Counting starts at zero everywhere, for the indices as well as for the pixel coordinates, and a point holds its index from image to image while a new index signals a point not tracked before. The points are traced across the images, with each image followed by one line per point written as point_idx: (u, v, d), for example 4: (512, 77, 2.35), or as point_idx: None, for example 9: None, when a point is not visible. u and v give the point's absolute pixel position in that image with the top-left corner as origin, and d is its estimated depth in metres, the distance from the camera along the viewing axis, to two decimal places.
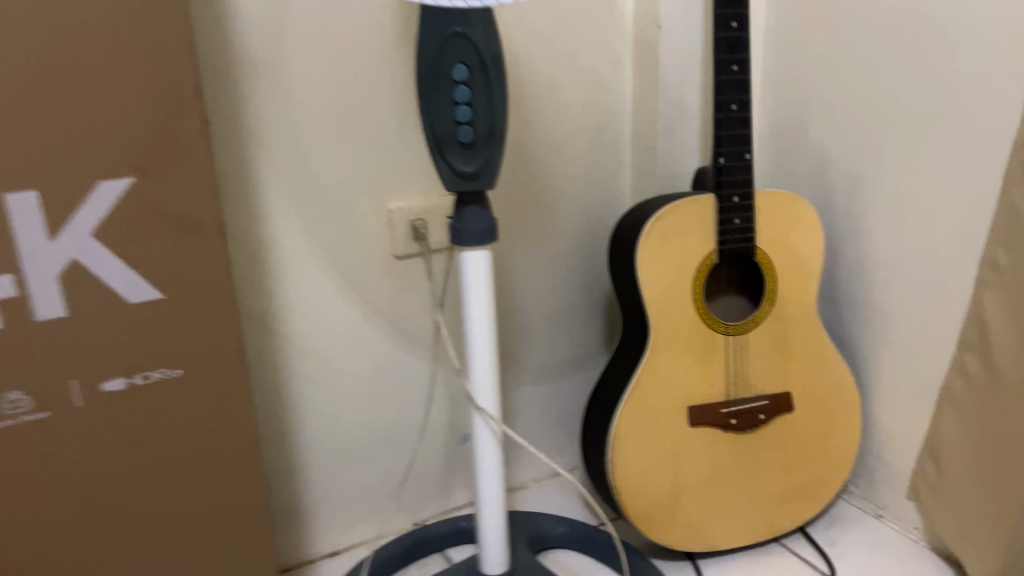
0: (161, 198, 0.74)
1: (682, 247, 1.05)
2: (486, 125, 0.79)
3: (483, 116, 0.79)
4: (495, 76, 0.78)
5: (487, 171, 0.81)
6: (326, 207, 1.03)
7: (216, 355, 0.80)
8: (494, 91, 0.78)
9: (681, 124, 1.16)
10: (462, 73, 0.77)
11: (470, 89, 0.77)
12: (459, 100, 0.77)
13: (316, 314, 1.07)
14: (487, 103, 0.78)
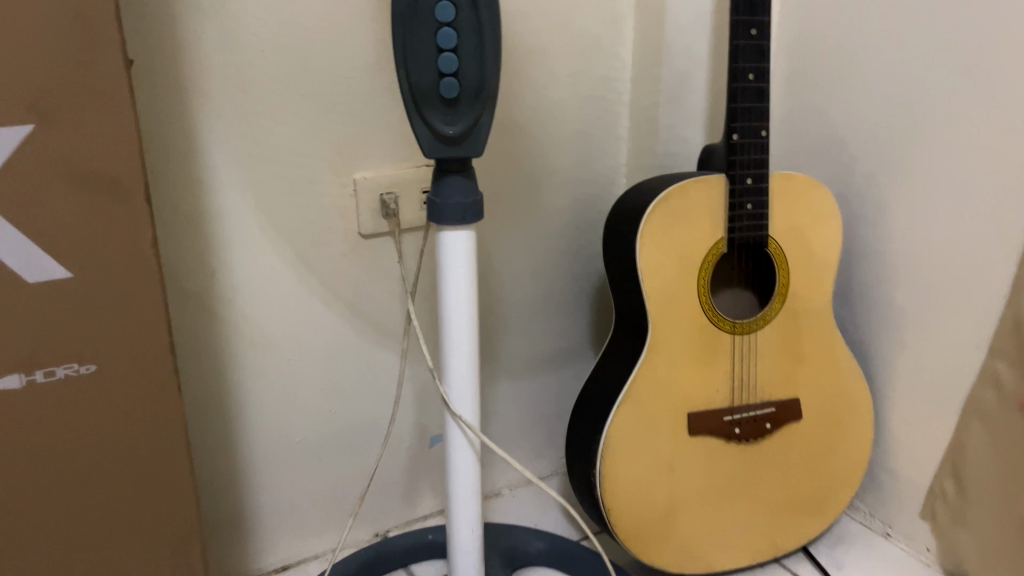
0: (68, 151, 0.59)
1: (689, 234, 0.92)
2: (475, 79, 0.65)
3: (472, 67, 0.65)
4: (488, 18, 0.64)
5: (474, 136, 0.68)
6: (280, 174, 0.89)
7: (138, 345, 0.66)
8: (486, 37, 0.64)
9: (687, 94, 1.04)
10: (448, 13, 0.62)
11: (457, 33, 0.63)
12: (443, 46, 0.63)
13: (267, 298, 0.92)
14: (477, 51, 0.64)
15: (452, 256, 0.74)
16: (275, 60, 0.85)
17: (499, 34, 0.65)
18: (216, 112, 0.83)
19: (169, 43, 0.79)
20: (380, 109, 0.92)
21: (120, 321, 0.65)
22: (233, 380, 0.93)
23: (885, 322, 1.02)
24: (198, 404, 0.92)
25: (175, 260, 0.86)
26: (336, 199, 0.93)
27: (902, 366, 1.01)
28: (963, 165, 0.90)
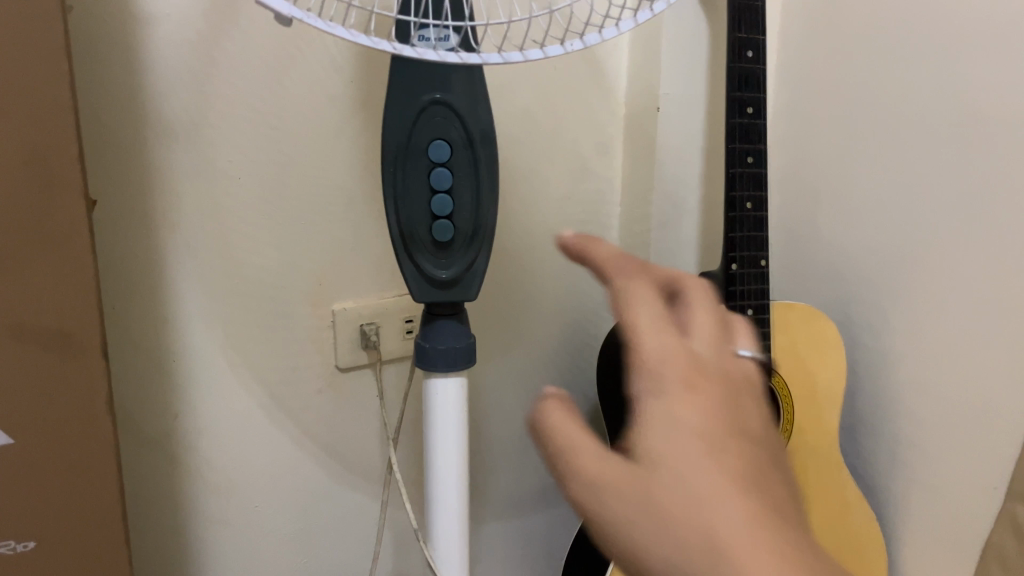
0: (19, 305, 0.53)
1: None
2: (471, 220, 0.61)
3: (467, 208, 0.61)
4: (485, 158, 0.60)
5: (470, 280, 0.62)
6: (254, 308, 0.83)
7: (81, 520, 0.59)
8: (483, 177, 0.61)
9: (678, 219, 1.01)
10: (443, 151, 0.59)
11: (451, 172, 0.60)
12: (438, 186, 0.59)
13: (233, 440, 0.85)
14: (473, 190, 0.61)
15: (441, 407, 0.68)
16: (252, 189, 0.80)
17: (496, 174, 0.62)
18: (185, 243, 0.78)
19: (138, 172, 0.74)
20: (360, 237, 0.87)
21: (63, 495, 0.57)
22: (189, 529, 0.85)
23: (892, 459, 0.95)
24: (149, 556, 0.83)
25: (133, 400, 0.79)
26: (313, 332, 0.87)
27: (910, 512, 0.93)
28: (965, 306, 0.84)
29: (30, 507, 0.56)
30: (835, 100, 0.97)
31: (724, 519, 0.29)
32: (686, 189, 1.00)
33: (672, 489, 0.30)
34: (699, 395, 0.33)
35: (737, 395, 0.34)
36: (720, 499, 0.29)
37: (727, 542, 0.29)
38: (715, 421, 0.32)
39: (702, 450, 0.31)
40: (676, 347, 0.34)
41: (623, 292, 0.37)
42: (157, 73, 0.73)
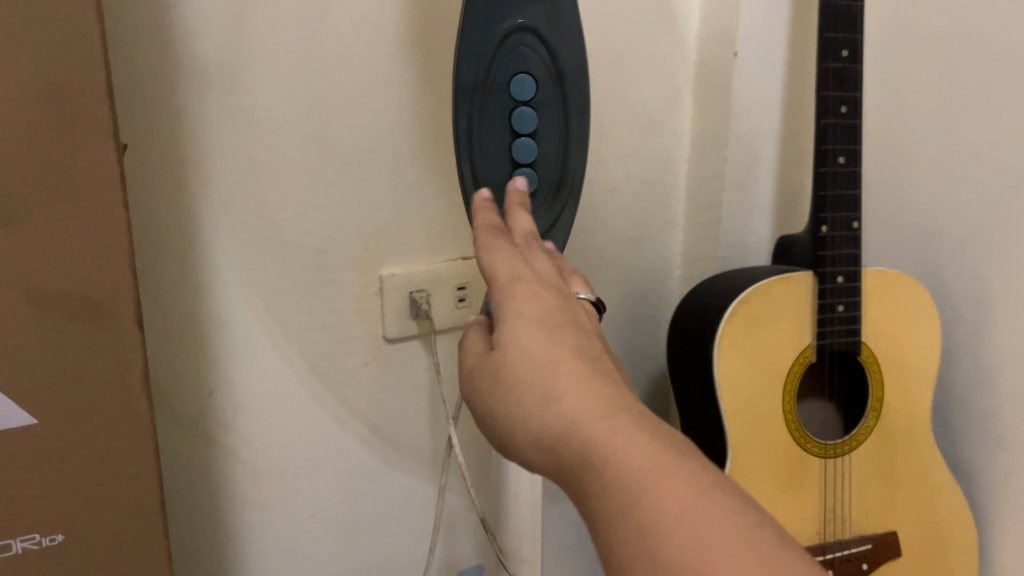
0: (35, 265, 0.46)
1: (773, 341, 0.79)
2: (556, 171, 0.55)
3: (554, 156, 0.55)
4: (574, 96, 0.55)
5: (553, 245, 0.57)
6: (296, 272, 0.75)
7: (113, 514, 0.52)
8: (573, 119, 0.55)
9: (753, 178, 0.92)
10: (528, 88, 0.53)
11: (536, 113, 0.54)
12: (521, 128, 0.54)
13: (273, 417, 0.78)
14: (559, 134, 0.55)
15: None
16: (291, 141, 0.72)
17: (586, 118, 0.56)
18: (221, 202, 0.70)
19: (168, 121, 0.66)
20: (410, 195, 0.79)
21: (92, 485, 0.50)
22: (226, 514, 0.79)
23: (988, 444, 0.86)
24: (183, 542, 0.77)
25: (166, 375, 0.72)
26: (358, 301, 0.79)
27: (1009, 501, 0.84)
28: None
29: (54, 499, 0.49)
30: (931, 45, 0.88)
31: (555, 373, 0.43)
32: (763, 145, 0.91)
33: (520, 361, 0.45)
34: (535, 297, 0.48)
35: (565, 301, 0.49)
36: (533, 368, 0.44)
37: (550, 385, 0.43)
38: (548, 319, 0.47)
39: (534, 334, 0.46)
40: (522, 272, 0.49)
41: (483, 227, 0.52)
42: (189, 7, 0.65)
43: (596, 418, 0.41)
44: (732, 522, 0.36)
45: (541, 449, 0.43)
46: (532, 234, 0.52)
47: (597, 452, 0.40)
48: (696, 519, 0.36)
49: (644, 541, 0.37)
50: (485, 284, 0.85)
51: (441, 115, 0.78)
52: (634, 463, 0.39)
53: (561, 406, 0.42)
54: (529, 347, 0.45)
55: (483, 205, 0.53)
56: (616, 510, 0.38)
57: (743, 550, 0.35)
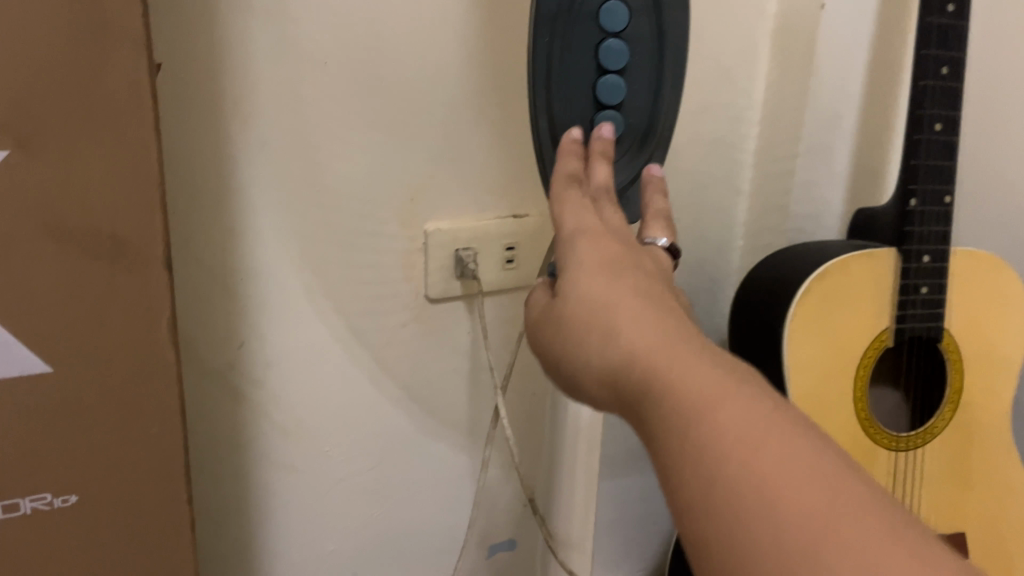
0: (55, 193, 0.40)
1: (845, 316, 0.73)
2: (647, 116, 0.50)
3: (645, 99, 0.50)
4: (672, 30, 0.49)
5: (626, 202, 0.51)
6: (336, 220, 0.70)
7: (135, 475, 0.47)
8: (669, 56, 0.49)
9: (831, 143, 0.85)
10: (619, 18, 0.47)
11: (627, 48, 0.48)
12: (609, 65, 0.48)
13: (305, 374, 0.73)
14: (652, 72, 0.50)
15: None
16: (336, 77, 0.66)
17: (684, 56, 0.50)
18: (259, 141, 0.65)
19: (205, 47, 0.61)
20: (460, 144, 0.73)
21: (111, 441, 0.46)
22: (252, 476, 0.74)
23: None
24: (207, 504, 0.73)
25: (195, 325, 0.67)
26: (401, 256, 0.73)
27: None
28: None
29: (68, 454, 0.44)
30: None
31: (614, 311, 0.39)
32: (844, 109, 0.84)
33: (577, 306, 0.40)
34: (603, 247, 0.43)
35: (634, 251, 0.43)
36: (593, 303, 0.40)
37: (608, 321, 0.39)
38: (613, 260, 0.42)
39: (596, 273, 0.41)
40: (589, 225, 0.44)
41: (559, 173, 0.47)
42: None
43: (658, 349, 0.36)
44: (803, 456, 0.32)
45: (602, 387, 0.39)
46: (608, 189, 0.47)
47: (657, 386, 0.35)
48: (765, 444, 0.32)
49: (712, 481, 0.32)
50: (537, 246, 0.79)
51: (498, 57, 0.71)
52: (698, 393, 0.34)
53: (621, 341, 0.38)
54: (591, 285, 0.40)
55: (567, 148, 0.47)
56: (675, 443, 0.34)
57: (813, 473, 0.31)
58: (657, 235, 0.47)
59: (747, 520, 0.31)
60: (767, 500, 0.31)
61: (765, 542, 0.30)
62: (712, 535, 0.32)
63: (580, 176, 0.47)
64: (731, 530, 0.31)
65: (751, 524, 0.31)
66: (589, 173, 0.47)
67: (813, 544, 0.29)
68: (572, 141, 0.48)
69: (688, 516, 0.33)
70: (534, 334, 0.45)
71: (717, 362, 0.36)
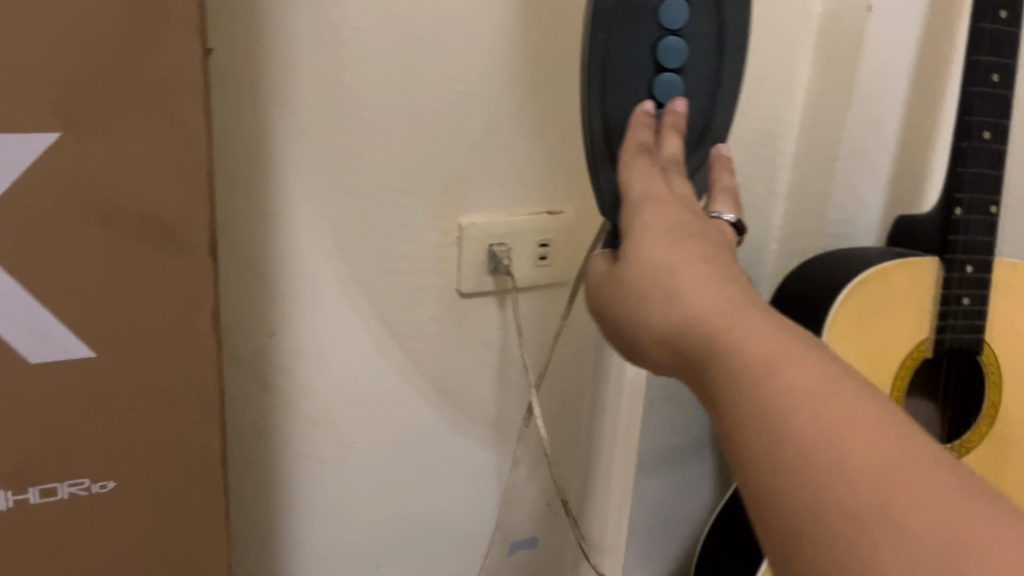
0: (101, 176, 0.40)
1: (893, 303, 0.72)
2: (708, 113, 0.50)
3: (705, 97, 0.49)
4: (734, 27, 0.48)
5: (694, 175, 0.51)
6: (372, 210, 0.69)
7: (171, 465, 0.46)
8: (729, 53, 0.49)
9: (872, 149, 0.83)
10: (680, 14, 0.47)
11: (686, 45, 0.47)
12: (668, 62, 0.47)
13: (335, 364, 0.73)
14: (711, 71, 0.49)
15: None
16: (379, 65, 0.65)
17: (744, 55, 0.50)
18: (300, 128, 0.64)
19: (247, 32, 0.60)
20: (499, 138, 0.72)
21: (149, 431, 0.45)
22: (279, 465, 0.74)
23: None
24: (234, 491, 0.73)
25: (229, 312, 0.67)
26: (434, 249, 0.73)
27: None
28: None
29: (106, 440, 0.44)
30: None
31: (679, 276, 0.39)
32: (887, 113, 0.82)
33: (640, 270, 0.41)
34: (669, 215, 0.43)
35: (700, 220, 0.43)
36: (658, 265, 0.41)
37: (672, 285, 0.39)
38: (681, 227, 0.42)
39: (662, 237, 0.42)
40: (658, 192, 0.44)
41: (630, 142, 0.47)
42: None
43: (722, 311, 0.37)
44: (868, 416, 0.32)
45: (664, 351, 0.40)
46: (678, 161, 0.46)
47: (720, 344, 0.36)
48: (830, 404, 0.32)
49: (774, 438, 0.32)
50: (571, 243, 0.78)
51: (540, 50, 0.70)
52: (758, 352, 0.35)
53: (686, 302, 0.38)
54: (656, 249, 0.41)
55: (640, 118, 0.47)
56: (739, 399, 0.34)
57: (884, 435, 0.31)
58: (723, 210, 0.47)
59: (812, 471, 0.31)
60: (831, 453, 0.31)
61: (833, 496, 0.30)
62: (778, 495, 0.31)
63: (650, 146, 0.47)
64: (794, 480, 0.31)
65: (818, 480, 0.30)
66: (660, 144, 0.47)
67: (882, 494, 0.29)
68: (645, 112, 0.47)
69: (754, 479, 0.33)
70: (596, 306, 0.46)
71: (790, 335, 0.36)
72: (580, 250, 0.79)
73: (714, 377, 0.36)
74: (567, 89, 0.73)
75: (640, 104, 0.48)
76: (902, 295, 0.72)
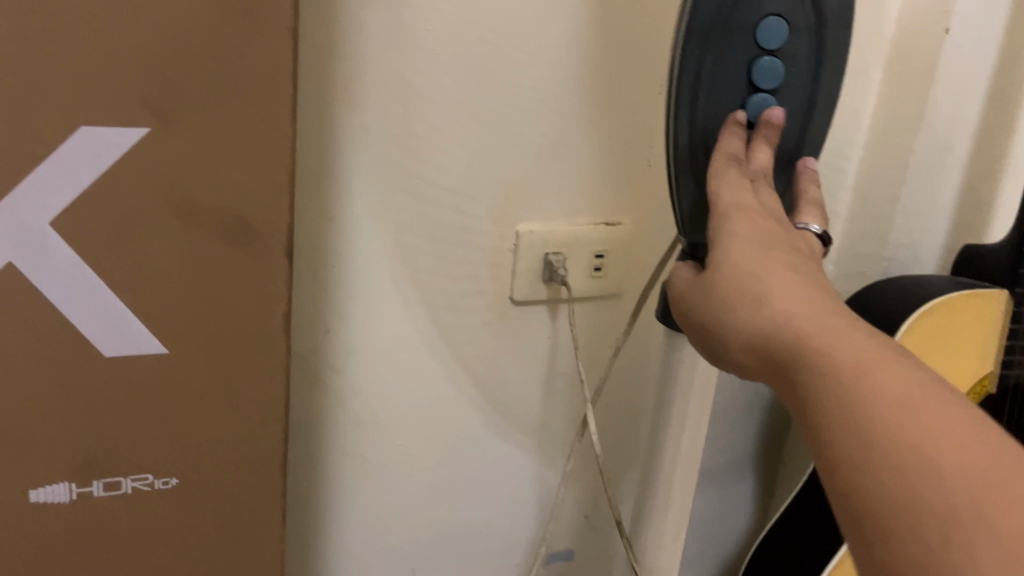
0: (184, 172, 0.39)
1: (964, 329, 0.71)
2: (801, 135, 0.49)
3: (797, 119, 0.49)
4: (831, 49, 0.47)
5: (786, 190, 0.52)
6: (433, 210, 0.68)
7: (232, 463, 0.46)
8: (827, 76, 0.48)
9: (940, 176, 0.81)
10: (778, 34, 0.46)
11: (782, 66, 0.47)
12: (762, 82, 0.47)
13: (386, 364, 0.72)
14: (804, 94, 0.48)
15: None
16: (449, 68, 0.64)
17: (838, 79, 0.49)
18: (366, 127, 0.63)
19: (321, 29, 0.59)
20: (562, 145, 0.71)
21: (214, 428, 0.45)
22: (324, 463, 0.74)
23: None
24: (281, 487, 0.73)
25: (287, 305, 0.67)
26: (491, 253, 0.72)
27: None
28: None
29: (172, 435, 0.44)
30: None
31: (766, 278, 0.39)
32: (959, 139, 0.80)
33: (725, 271, 0.40)
34: (757, 225, 0.42)
35: (787, 233, 0.42)
36: (745, 266, 0.40)
37: (759, 288, 0.39)
38: (770, 237, 0.41)
39: (750, 242, 0.41)
40: (747, 203, 0.43)
41: (720, 150, 0.46)
42: None
43: (814, 319, 0.36)
44: (963, 425, 0.31)
45: (747, 350, 0.39)
46: (767, 174, 0.46)
47: (809, 352, 0.35)
48: (925, 412, 0.32)
49: (865, 444, 0.32)
50: (627, 255, 0.77)
51: (606, 57, 0.69)
52: (851, 360, 0.34)
53: (775, 306, 0.38)
54: (744, 252, 0.40)
55: (731, 128, 0.46)
56: (829, 406, 0.34)
57: (978, 445, 0.30)
58: (809, 222, 0.47)
59: (903, 478, 0.30)
60: (924, 459, 0.30)
61: (922, 503, 0.29)
62: (867, 498, 0.31)
63: (740, 157, 0.46)
64: (884, 485, 0.31)
65: (909, 484, 0.30)
66: (751, 155, 0.46)
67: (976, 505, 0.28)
68: (738, 121, 0.47)
69: (843, 479, 0.32)
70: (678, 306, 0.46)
71: (883, 346, 0.35)
72: (636, 262, 0.78)
73: (802, 383, 0.35)
74: (634, 100, 0.72)
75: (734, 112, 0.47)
76: (972, 324, 0.71)
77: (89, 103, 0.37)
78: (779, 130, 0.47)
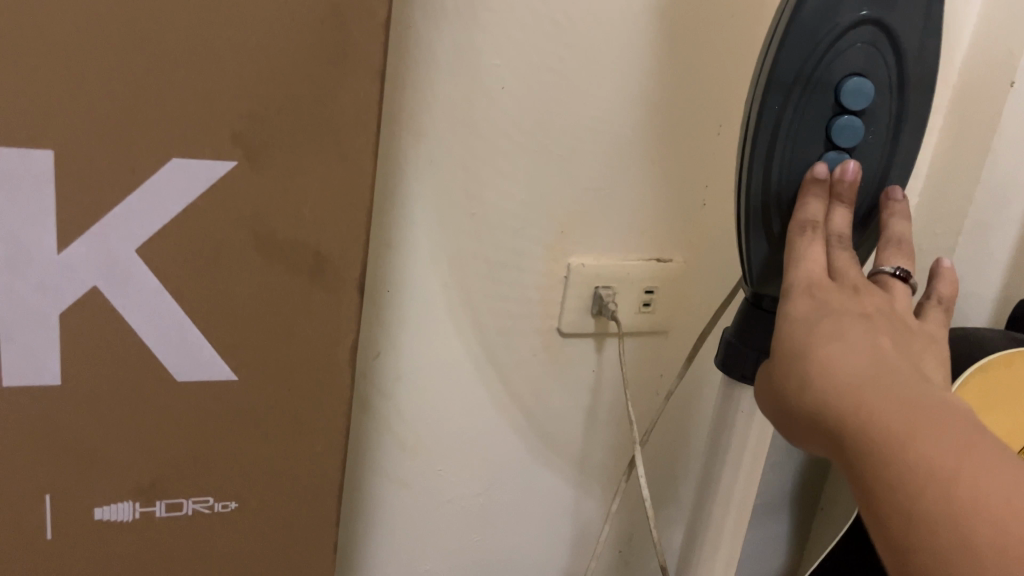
0: (268, 206, 0.41)
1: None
2: (869, 195, 0.50)
3: (867, 177, 0.49)
4: (910, 111, 0.48)
5: (859, 247, 0.52)
6: (492, 242, 0.69)
7: (292, 484, 0.48)
8: (897, 137, 0.49)
9: (996, 227, 0.80)
10: (864, 94, 0.46)
11: (863, 125, 0.47)
12: (842, 140, 0.47)
13: (432, 391, 0.72)
14: (882, 152, 0.49)
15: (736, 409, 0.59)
16: (518, 103, 0.65)
17: (914, 141, 0.50)
18: (431, 158, 0.64)
19: (394, 61, 0.61)
20: (620, 182, 0.71)
21: (277, 452, 0.47)
22: (373, 487, 0.74)
23: None
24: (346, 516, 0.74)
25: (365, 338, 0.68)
26: (542, 284, 0.72)
27: None
28: None
29: (236, 458, 0.46)
30: None
31: (818, 336, 0.41)
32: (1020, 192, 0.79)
33: (786, 333, 0.42)
34: (819, 294, 0.43)
35: (854, 294, 0.43)
36: (803, 327, 0.42)
37: (813, 342, 0.41)
38: (837, 302, 0.42)
39: (812, 307, 0.43)
40: (817, 274, 0.44)
41: (798, 215, 0.47)
42: None
43: (860, 368, 0.38)
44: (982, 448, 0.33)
45: (800, 417, 0.40)
46: (845, 237, 0.46)
47: (850, 397, 0.37)
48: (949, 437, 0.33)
49: (890, 465, 0.34)
50: (676, 292, 0.77)
51: (668, 97, 0.69)
52: (888, 402, 0.36)
53: (831, 362, 0.39)
54: (803, 316, 0.42)
55: (810, 187, 0.47)
56: (865, 438, 0.35)
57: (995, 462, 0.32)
58: (894, 263, 0.47)
59: (921, 490, 0.32)
60: (940, 472, 0.32)
61: (937, 509, 0.31)
62: (891, 510, 0.33)
63: (817, 221, 0.46)
64: (905, 497, 0.32)
65: (927, 496, 0.32)
66: (829, 215, 0.47)
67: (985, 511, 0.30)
68: (816, 177, 0.47)
69: (872, 501, 0.34)
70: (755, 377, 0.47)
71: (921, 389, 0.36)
72: (685, 299, 0.78)
73: (842, 425, 0.37)
74: (694, 140, 0.72)
75: (813, 166, 0.47)
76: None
77: (180, 137, 0.39)
78: (856, 180, 0.46)
